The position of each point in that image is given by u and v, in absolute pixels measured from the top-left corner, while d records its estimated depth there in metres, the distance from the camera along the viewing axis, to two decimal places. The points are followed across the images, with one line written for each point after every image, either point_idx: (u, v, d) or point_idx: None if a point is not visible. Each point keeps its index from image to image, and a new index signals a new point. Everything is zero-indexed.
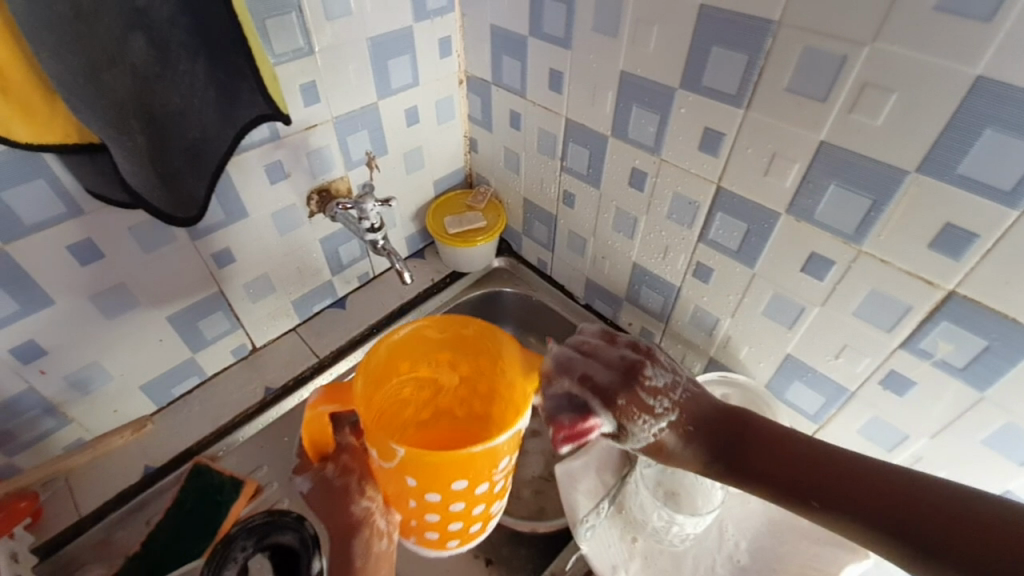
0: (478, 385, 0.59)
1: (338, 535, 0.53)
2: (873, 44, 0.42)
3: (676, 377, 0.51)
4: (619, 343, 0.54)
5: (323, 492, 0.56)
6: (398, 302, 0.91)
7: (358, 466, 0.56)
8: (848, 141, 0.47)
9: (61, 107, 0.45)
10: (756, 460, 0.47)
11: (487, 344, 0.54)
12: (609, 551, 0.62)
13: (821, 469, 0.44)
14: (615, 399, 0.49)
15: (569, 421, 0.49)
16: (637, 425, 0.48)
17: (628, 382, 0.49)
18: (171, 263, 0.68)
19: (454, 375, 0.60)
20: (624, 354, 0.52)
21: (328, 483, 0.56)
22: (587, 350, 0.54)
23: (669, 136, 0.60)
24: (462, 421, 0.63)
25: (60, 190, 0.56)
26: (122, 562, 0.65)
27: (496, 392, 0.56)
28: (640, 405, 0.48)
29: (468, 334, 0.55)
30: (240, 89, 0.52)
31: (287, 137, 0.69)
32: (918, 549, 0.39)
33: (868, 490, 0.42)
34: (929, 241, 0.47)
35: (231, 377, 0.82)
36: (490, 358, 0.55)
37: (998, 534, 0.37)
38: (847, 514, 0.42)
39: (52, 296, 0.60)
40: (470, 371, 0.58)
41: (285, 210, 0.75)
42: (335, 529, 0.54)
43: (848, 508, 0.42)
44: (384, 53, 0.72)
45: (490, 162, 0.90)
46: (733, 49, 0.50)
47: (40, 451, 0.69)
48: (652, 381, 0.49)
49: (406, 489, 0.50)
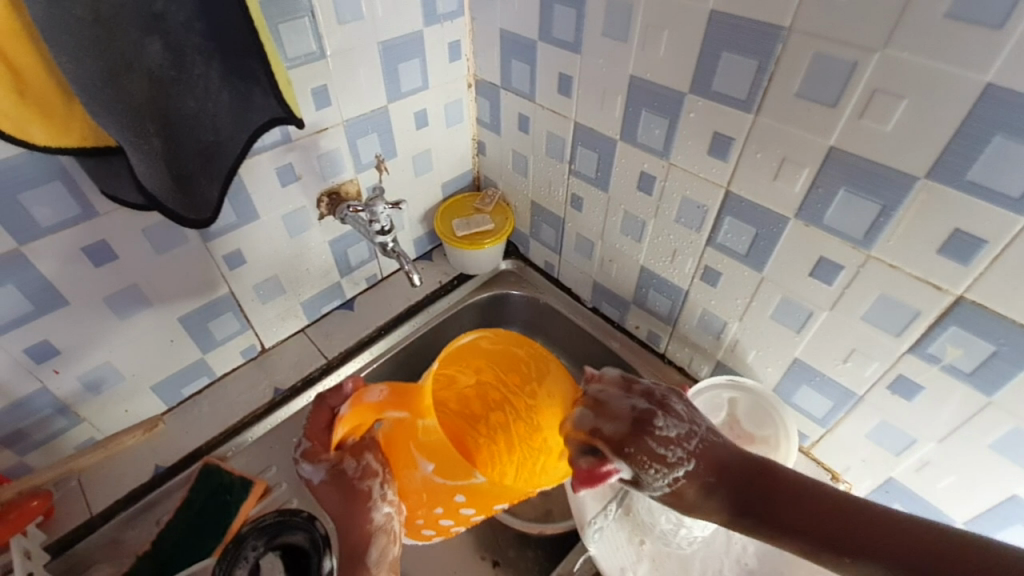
0: (489, 393, 0.62)
1: (357, 535, 0.51)
2: (883, 51, 0.42)
3: (691, 426, 0.49)
4: (635, 390, 0.52)
5: (340, 490, 0.53)
6: (406, 304, 0.92)
7: (380, 468, 0.54)
8: (857, 146, 0.47)
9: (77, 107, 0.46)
10: (786, 515, 0.43)
11: (524, 364, 0.59)
12: (617, 554, 0.62)
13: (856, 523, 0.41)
14: (625, 451, 0.47)
15: (586, 467, 0.47)
16: (650, 477, 0.46)
17: (635, 430, 0.47)
18: (183, 264, 0.69)
19: (469, 378, 0.63)
20: (636, 404, 0.50)
21: (345, 484, 0.53)
22: (601, 399, 0.52)
23: (678, 140, 0.61)
24: (452, 415, 0.62)
25: (76, 192, 0.56)
26: (133, 560, 0.65)
27: (512, 405, 0.60)
28: (655, 458, 0.46)
29: (512, 351, 0.60)
30: (253, 92, 0.53)
31: (298, 140, 0.70)
32: None
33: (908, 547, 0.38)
34: (938, 246, 0.47)
35: (241, 377, 0.82)
36: (523, 377, 0.59)
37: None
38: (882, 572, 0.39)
39: (66, 297, 0.61)
40: (491, 378, 0.62)
41: (295, 213, 0.76)
42: (349, 534, 0.51)
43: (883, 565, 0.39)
44: (395, 58, 0.73)
45: (498, 165, 0.91)
46: (743, 55, 0.50)
47: (51, 449, 0.69)
48: (665, 432, 0.47)
49: (445, 498, 0.56)
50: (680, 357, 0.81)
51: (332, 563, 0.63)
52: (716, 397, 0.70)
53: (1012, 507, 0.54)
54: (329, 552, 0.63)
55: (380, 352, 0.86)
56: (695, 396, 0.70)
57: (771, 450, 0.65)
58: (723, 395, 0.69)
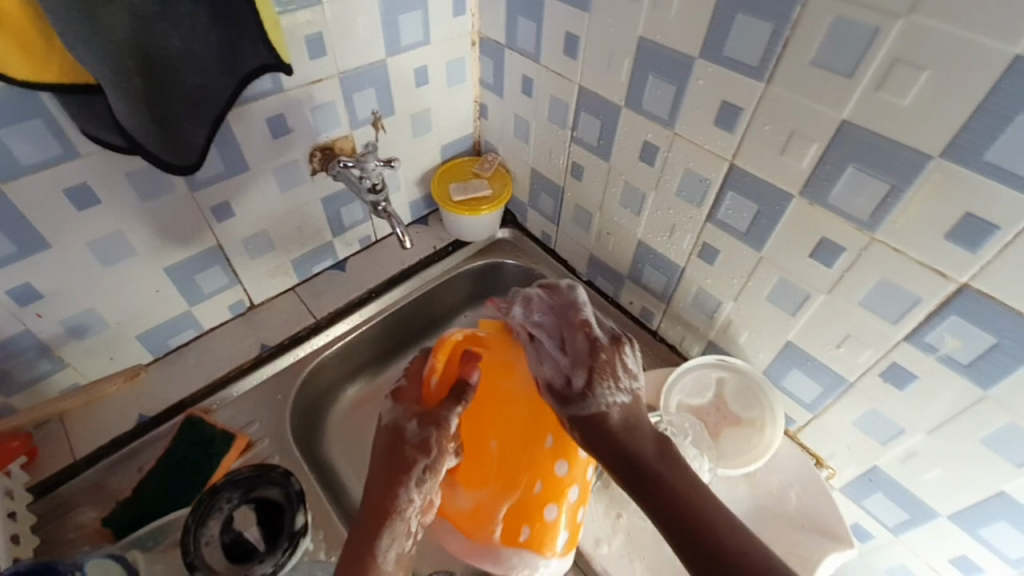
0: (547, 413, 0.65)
1: (380, 483, 0.57)
2: (907, 16, 0.40)
3: (563, 376, 0.58)
4: (572, 390, 0.57)
5: (383, 445, 0.61)
6: (398, 267, 0.90)
7: (437, 442, 0.61)
8: (872, 122, 0.45)
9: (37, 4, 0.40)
10: (608, 463, 0.53)
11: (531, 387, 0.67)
12: (593, 526, 0.66)
13: (674, 517, 0.47)
14: (591, 423, 0.55)
15: (567, 401, 0.57)
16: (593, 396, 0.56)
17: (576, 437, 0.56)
18: (170, 213, 0.67)
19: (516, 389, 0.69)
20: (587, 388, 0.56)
21: (397, 438, 0.61)
22: (565, 399, 0.57)
23: (686, 109, 0.58)
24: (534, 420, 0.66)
25: (57, 130, 0.54)
26: (115, 505, 0.66)
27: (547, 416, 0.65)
28: (613, 364, 0.57)
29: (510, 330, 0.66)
30: (243, 37, 0.50)
31: (290, 91, 0.67)
32: (630, 470, 0.51)
33: (620, 464, 0.52)
34: (946, 231, 0.45)
35: (228, 332, 0.82)
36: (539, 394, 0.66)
37: (648, 486, 0.49)
38: (616, 461, 0.52)
39: (49, 240, 0.60)
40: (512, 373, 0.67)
41: (286, 167, 0.73)
42: (374, 486, 0.57)
43: (623, 472, 0.51)
44: (395, 7, 0.69)
45: (499, 130, 0.88)
46: (760, 18, 0.47)
47: (35, 393, 0.69)
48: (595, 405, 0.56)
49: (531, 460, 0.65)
50: (671, 336, 0.80)
51: (306, 518, 0.61)
52: (704, 375, 0.69)
53: (997, 501, 0.53)
54: (303, 507, 0.62)
55: (368, 315, 0.85)
56: (685, 372, 0.70)
57: (755, 432, 0.66)
58: (711, 375, 0.69)
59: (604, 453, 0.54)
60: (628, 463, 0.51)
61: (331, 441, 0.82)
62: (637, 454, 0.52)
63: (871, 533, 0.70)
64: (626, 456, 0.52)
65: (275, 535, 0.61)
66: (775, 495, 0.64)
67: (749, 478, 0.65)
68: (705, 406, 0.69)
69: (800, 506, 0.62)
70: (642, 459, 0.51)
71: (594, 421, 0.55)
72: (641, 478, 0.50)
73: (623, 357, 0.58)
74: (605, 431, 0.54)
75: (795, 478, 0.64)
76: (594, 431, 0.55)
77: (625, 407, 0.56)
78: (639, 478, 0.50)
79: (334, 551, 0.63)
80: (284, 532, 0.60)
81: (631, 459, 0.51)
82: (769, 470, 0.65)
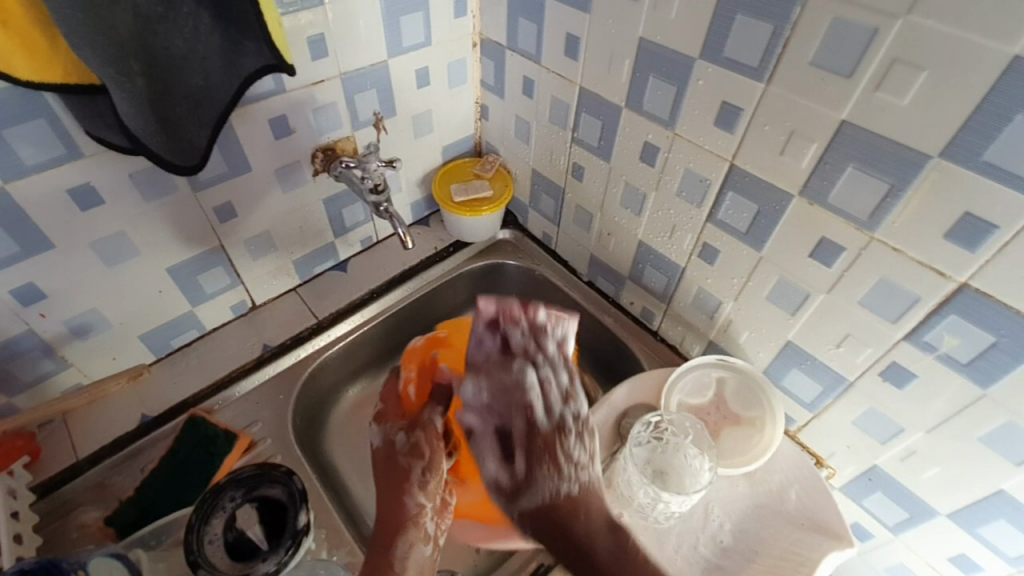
0: None
1: (384, 500, 0.63)
2: (906, 17, 0.40)
3: (510, 463, 0.53)
4: (519, 480, 0.52)
5: (381, 463, 0.67)
6: (399, 268, 0.91)
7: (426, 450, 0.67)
8: (871, 122, 0.45)
9: (39, 2, 0.41)
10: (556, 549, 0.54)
11: None
12: None
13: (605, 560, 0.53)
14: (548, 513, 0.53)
15: (514, 488, 0.53)
16: (542, 479, 0.52)
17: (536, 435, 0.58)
18: (173, 213, 0.67)
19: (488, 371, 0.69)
20: (541, 478, 0.52)
21: (391, 455, 0.68)
22: (515, 486, 0.53)
23: (686, 109, 0.58)
24: None
25: (61, 131, 0.54)
26: (118, 504, 0.66)
27: None
28: (559, 443, 0.53)
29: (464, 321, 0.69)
30: (245, 38, 0.50)
31: (292, 91, 0.67)
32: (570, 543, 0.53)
33: (567, 544, 0.53)
34: (945, 230, 0.45)
35: (230, 332, 0.82)
36: None
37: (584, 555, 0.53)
38: (560, 545, 0.53)
39: (53, 240, 0.60)
40: None
41: (288, 167, 0.74)
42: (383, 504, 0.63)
43: (566, 548, 0.53)
44: (396, 9, 0.69)
45: (500, 131, 0.88)
46: (759, 19, 0.48)
47: (37, 393, 0.69)
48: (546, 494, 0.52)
49: None
50: (671, 336, 0.80)
51: (308, 517, 0.61)
52: (705, 375, 0.70)
53: (997, 501, 0.54)
54: (305, 506, 0.61)
55: (370, 315, 0.86)
56: (686, 372, 0.70)
57: (756, 431, 0.66)
58: (712, 374, 0.69)
59: (552, 540, 0.54)
60: (575, 542, 0.53)
61: (333, 441, 0.82)
62: (579, 535, 0.53)
63: (871, 533, 0.70)
64: (568, 535, 0.53)
65: (278, 534, 0.61)
66: (776, 494, 0.64)
67: (750, 477, 0.65)
68: (704, 406, 0.69)
69: (801, 505, 0.62)
70: (585, 536, 0.53)
71: (566, 508, 0.53)
72: (584, 560, 0.53)
73: (566, 443, 0.53)
74: (563, 523, 0.53)
75: (795, 478, 0.64)
76: (550, 523, 0.53)
77: (567, 496, 0.53)
78: (577, 549, 0.53)
79: (336, 550, 0.64)
80: (287, 530, 0.60)
81: (578, 547, 0.53)
82: (770, 468, 0.65)
